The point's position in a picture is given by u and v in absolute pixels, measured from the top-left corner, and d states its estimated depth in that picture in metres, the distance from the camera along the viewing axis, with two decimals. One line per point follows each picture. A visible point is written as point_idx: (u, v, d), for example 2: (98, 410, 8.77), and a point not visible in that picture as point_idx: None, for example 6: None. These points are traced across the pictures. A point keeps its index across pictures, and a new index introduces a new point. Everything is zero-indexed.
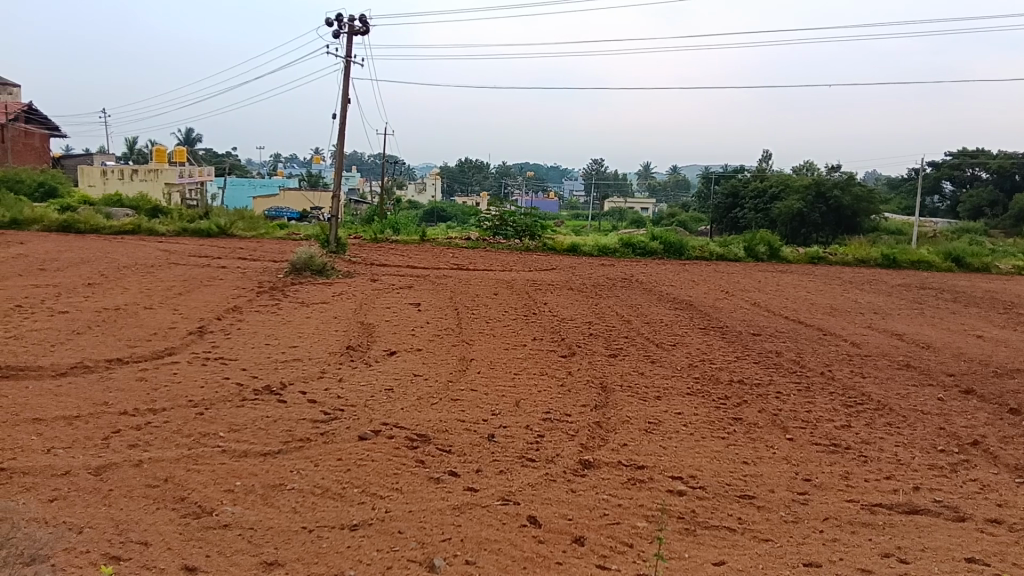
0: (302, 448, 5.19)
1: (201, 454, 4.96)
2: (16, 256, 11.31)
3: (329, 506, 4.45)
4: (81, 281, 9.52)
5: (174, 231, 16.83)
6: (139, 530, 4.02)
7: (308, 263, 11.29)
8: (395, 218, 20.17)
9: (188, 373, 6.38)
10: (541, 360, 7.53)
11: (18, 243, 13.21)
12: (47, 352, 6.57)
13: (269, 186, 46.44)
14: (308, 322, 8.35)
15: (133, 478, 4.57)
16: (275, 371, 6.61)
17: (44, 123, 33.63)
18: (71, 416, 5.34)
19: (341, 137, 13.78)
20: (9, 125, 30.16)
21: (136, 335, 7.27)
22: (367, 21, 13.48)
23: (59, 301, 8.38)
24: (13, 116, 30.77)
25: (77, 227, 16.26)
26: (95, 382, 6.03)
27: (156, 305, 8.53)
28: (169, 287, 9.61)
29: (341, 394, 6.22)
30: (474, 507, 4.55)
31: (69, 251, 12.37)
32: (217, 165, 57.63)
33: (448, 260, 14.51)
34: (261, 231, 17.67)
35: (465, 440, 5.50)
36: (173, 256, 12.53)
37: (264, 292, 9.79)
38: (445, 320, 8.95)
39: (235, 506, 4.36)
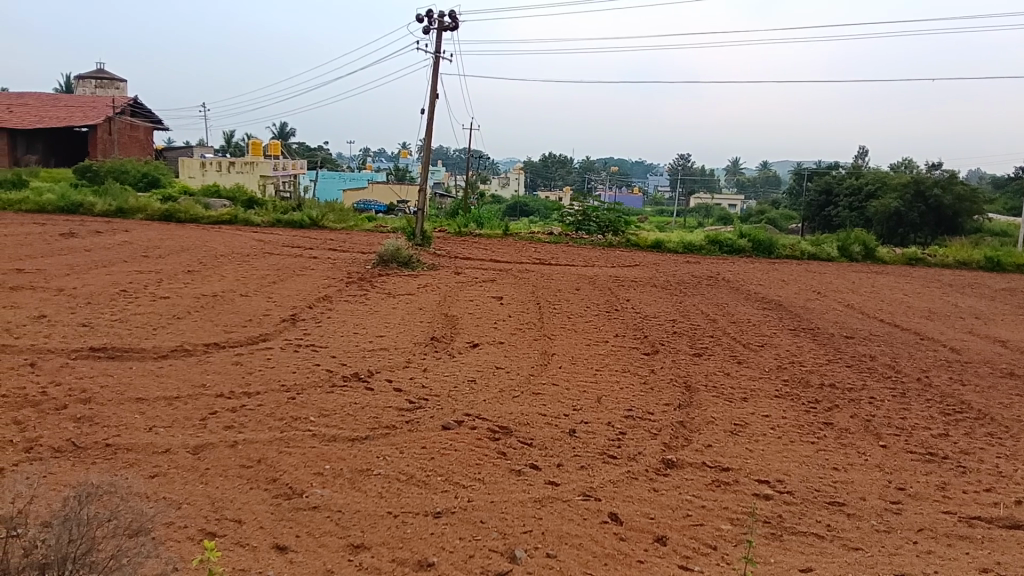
0: (388, 435, 5.29)
1: (292, 437, 5.12)
2: (122, 243, 11.89)
3: (413, 493, 4.52)
4: (181, 268, 9.94)
5: (268, 222, 17.41)
6: (234, 508, 4.17)
7: (395, 255, 11.51)
8: (479, 212, 20.34)
9: (280, 359, 6.59)
10: (624, 357, 7.47)
11: (124, 231, 13.90)
12: (150, 335, 6.90)
13: (357, 179, 47.54)
14: (394, 313, 8.50)
15: (228, 458, 4.75)
16: (362, 360, 6.76)
17: (148, 117, 35.24)
18: (171, 396, 5.58)
19: (428, 131, 13.97)
20: (115, 118, 31.72)
21: (232, 321, 7.55)
22: (456, 16, 13.60)
23: (161, 287, 8.77)
24: (120, 109, 32.34)
25: (178, 216, 16.98)
26: (194, 364, 6.29)
27: (251, 293, 8.84)
28: (262, 275, 9.93)
29: (425, 383, 6.32)
30: (555, 501, 4.55)
31: (170, 239, 12.93)
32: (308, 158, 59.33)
33: (531, 254, 14.55)
34: (350, 223, 18.09)
35: (547, 434, 5.50)
36: (267, 246, 12.97)
37: (353, 283, 10.02)
38: (527, 314, 8.97)
39: (324, 489, 4.48)
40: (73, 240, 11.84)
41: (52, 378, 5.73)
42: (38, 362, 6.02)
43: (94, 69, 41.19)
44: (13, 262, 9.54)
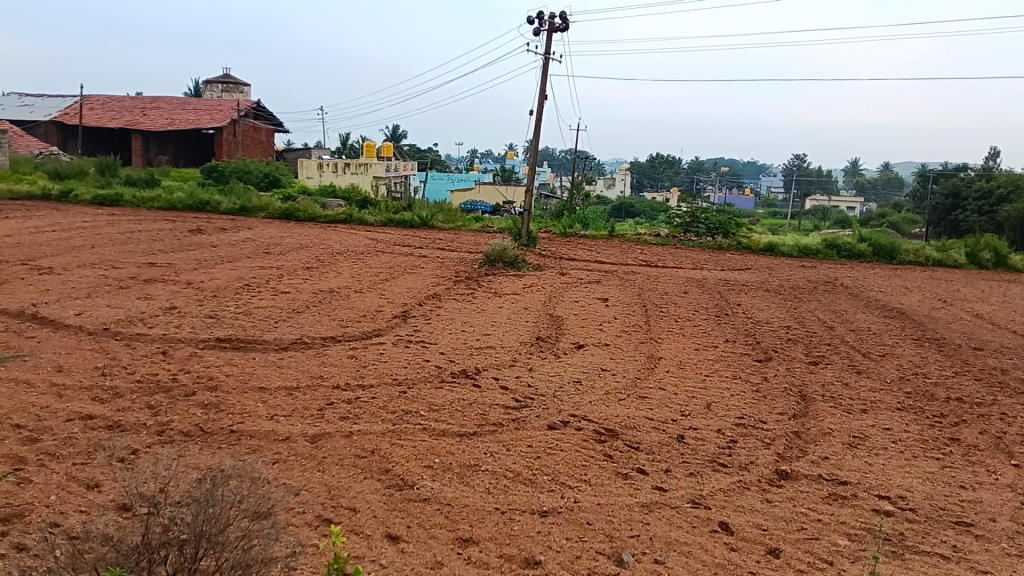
0: (495, 432, 5.35)
1: (404, 430, 5.25)
2: (245, 239, 12.48)
3: (520, 490, 4.56)
4: (300, 265, 10.35)
5: (380, 222, 17.91)
6: (349, 496, 4.31)
7: (501, 255, 11.62)
8: (584, 214, 20.31)
9: (393, 354, 6.76)
10: (734, 363, 7.29)
11: (247, 228, 14.59)
12: (271, 327, 7.22)
13: (465, 180, 48.31)
14: (500, 312, 8.58)
15: (344, 448, 4.92)
16: (470, 357, 6.86)
17: (270, 119, 36.77)
18: (290, 386, 5.83)
19: (537, 133, 14.03)
20: (240, 121, 33.28)
21: (348, 316, 7.81)
22: (567, 17, 13.60)
23: (281, 282, 9.16)
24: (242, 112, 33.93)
25: (296, 215, 17.67)
26: (312, 357, 6.54)
27: (365, 289, 9.11)
28: (374, 273, 10.22)
29: (531, 383, 6.36)
30: (663, 506, 4.49)
31: (289, 236, 13.47)
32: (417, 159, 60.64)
33: (637, 256, 14.40)
34: (458, 223, 18.38)
35: (655, 439, 5.43)
36: (379, 245, 13.34)
37: (461, 282, 10.18)
38: (634, 317, 8.88)
39: (433, 482, 4.58)
40: (202, 237, 12.51)
41: (182, 365, 6.07)
42: (170, 350, 6.39)
43: (221, 74, 43.36)
44: (148, 256, 10.17)
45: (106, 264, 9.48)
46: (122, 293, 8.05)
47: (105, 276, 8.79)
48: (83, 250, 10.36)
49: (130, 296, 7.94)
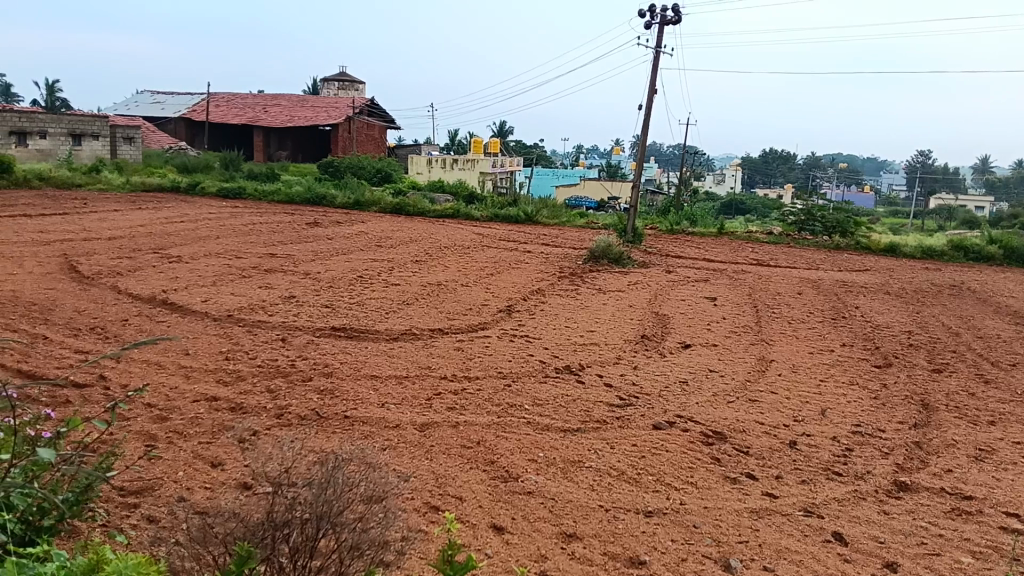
0: (599, 429, 5.34)
1: (508, 423, 5.31)
2: (358, 233, 12.87)
3: (624, 489, 4.53)
4: (409, 258, 10.61)
5: (487, 217, 18.12)
6: (455, 485, 4.40)
7: (607, 251, 11.56)
8: (693, 211, 19.95)
9: (498, 348, 6.84)
10: (850, 368, 7.02)
11: (360, 222, 15.04)
12: (382, 318, 7.43)
13: (570, 175, 48.27)
14: (605, 309, 8.54)
15: (451, 437, 5.01)
16: (574, 353, 6.86)
17: (383, 116, 37.69)
18: (400, 375, 5.99)
19: (646, 127, 13.86)
20: (356, 117, 34.24)
21: (455, 309, 7.96)
22: (679, 9, 13.37)
23: (392, 274, 9.40)
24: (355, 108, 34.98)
25: (407, 209, 18.10)
26: (420, 347, 6.70)
27: (471, 283, 9.25)
28: (481, 267, 10.35)
29: (636, 381, 6.30)
30: (773, 513, 4.37)
31: (399, 230, 13.81)
32: (523, 155, 61.00)
33: (747, 254, 14.03)
34: (564, 219, 18.39)
35: (765, 444, 5.29)
36: (486, 239, 13.50)
37: (565, 277, 10.18)
38: (744, 317, 8.66)
39: (538, 475, 4.61)
40: (317, 229, 12.99)
41: (299, 352, 6.33)
42: (288, 337, 6.67)
43: (337, 72, 44.78)
44: (268, 247, 10.64)
45: (229, 254, 9.97)
46: (244, 282, 8.46)
47: (229, 265, 9.26)
48: (209, 240, 10.93)
49: (252, 285, 8.34)
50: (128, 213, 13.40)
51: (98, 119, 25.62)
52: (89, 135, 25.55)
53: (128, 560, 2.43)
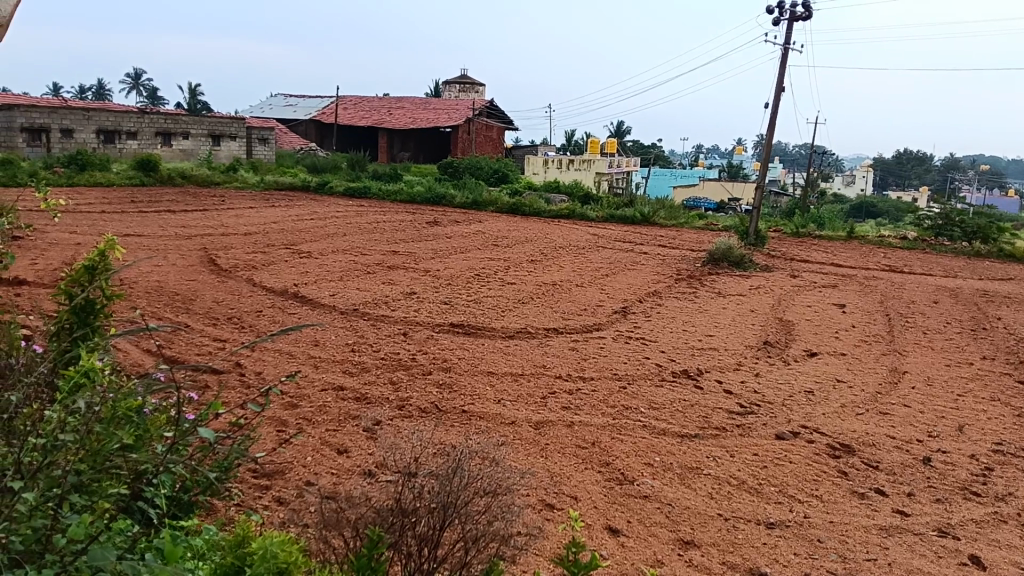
0: (718, 436, 5.22)
1: (624, 425, 5.26)
2: (476, 232, 13.07)
3: (745, 499, 4.41)
4: (526, 258, 10.69)
5: (603, 217, 18.04)
6: (570, 485, 4.40)
7: (727, 254, 11.28)
8: (819, 213, 19.19)
9: (614, 349, 6.80)
10: (991, 382, 6.58)
11: (477, 221, 15.27)
12: (499, 316, 7.52)
13: (689, 176, 47.40)
14: (724, 313, 8.34)
15: (566, 437, 5.02)
16: (692, 357, 6.73)
17: (500, 117, 38.14)
18: (516, 373, 6.05)
19: (771, 127, 13.45)
20: (475, 119, 34.79)
21: (570, 309, 7.96)
22: (809, 5, 12.91)
23: (509, 273, 9.51)
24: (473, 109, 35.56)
25: (523, 210, 18.24)
26: (536, 346, 6.74)
27: (586, 284, 9.22)
28: (596, 268, 10.31)
29: (757, 389, 6.11)
30: (904, 532, 4.15)
31: (516, 230, 13.92)
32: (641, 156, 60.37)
33: (878, 260, 13.38)
34: (682, 220, 18.09)
35: (896, 459, 5.03)
36: (602, 240, 13.44)
37: (682, 280, 10.01)
38: (873, 326, 8.26)
39: (654, 480, 4.55)
40: (437, 228, 13.28)
41: (419, 346, 6.50)
42: (409, 332, 6.86)
43: (458, 75, 45.66)
44: (390, 245, 10.96)
45: (355, 250, 10.34)
46: (368, 277, 8.75)
47: (354, 261, 9.59)
48: (335, 237, 11.36)
49: (375, 280, 8.61)
50: (261, 210, 14.10)
51: (235, 121, 27.12)
52: (227, 136, 27.06)
53: (269, 536, 2.56)
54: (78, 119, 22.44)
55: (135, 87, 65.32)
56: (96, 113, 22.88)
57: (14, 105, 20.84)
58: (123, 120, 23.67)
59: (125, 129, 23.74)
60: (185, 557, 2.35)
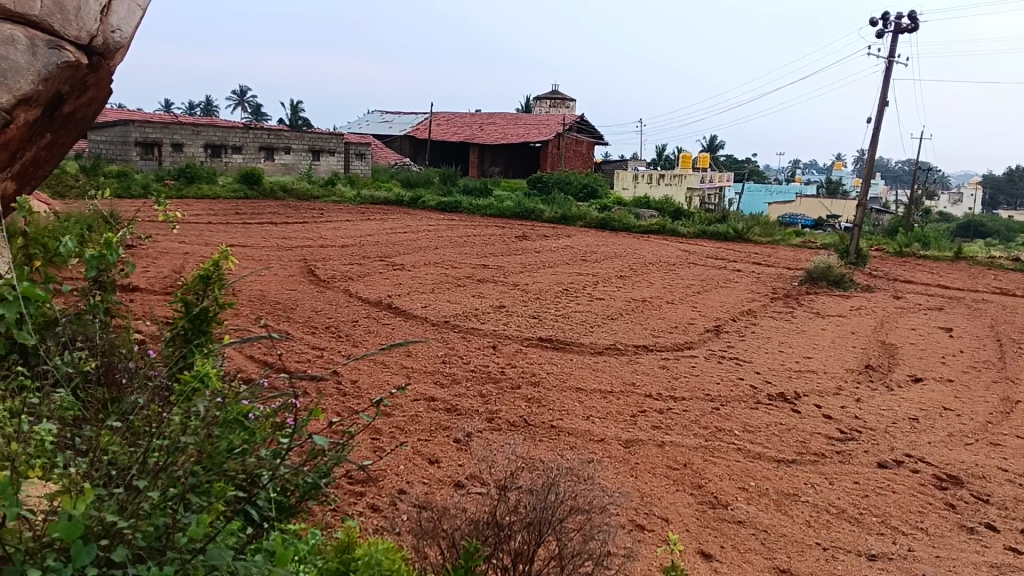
0: (816, 462, 5.04)
1: (717, 447, 5.15)
2: (565, 247, 13.07)
3: (844, 528, 4.24)
4: (616, 273, 10.63)
5: (694, 233, 17.79)
6: (661, 506, 4.32)
7: (826, 273, 10.96)
8: (924, 232, 18.40)
9: (706, 369, 6.67)
10: None
11: (566, 236, 15.29)
12: (588, 332, 7.48)
13: (785, 193, 46.32)
14: (822, 335, 8.07)
15: (657, 457, 4.94)
16: (788, 380, 6.53)
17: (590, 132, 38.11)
18: (605, 390, 5.99)
19: (873, 143, 12.99)
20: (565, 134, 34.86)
21: (661, 326, 7.86)
22: (916, 16, 12.45)
23: (598, 289, 9.46)
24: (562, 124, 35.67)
25: (613, 224, 18.15)
26: (625, 363, 6.67)
27: (678, 301, 9.09)
28: (687, 285, 10.15)
29: (858, 415, 5.88)
30: (1017, 571, 3.90)
31: (605, 245, 13.85)
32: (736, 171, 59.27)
33: (989, 282, 12.71)
34: (777, 237, 17.66)
35: (1009, 493, 4.74)
36: (694, 257, 13.23)
37: (778, 299, 9.75)
38: (983, 352, 7.84)
39: (748, 505, 4.43)
40: (526, 242, 13.35)
41: (508, 360, 6.52)
42: (498, 345, 6.90)
43: (549, 90, 45.97)
44: (480, 258, 11.07)
45: (446, 263, 10.50)
46: (459, 290, 8.86)
47: (446, 274, 9.73)
48: (427, 250, 11.57)
49: (465, 293, 8.71)
50: (357, 223, 14.50)
51: (334, 136, 28.02)
52: (325, 151, 27.97)
53: (371, 541, 2.59)
54: (188, 134, 23.58)
55: (241, 104, 68.38)
56: (204, 129, 24.01)
57: (131, 120, 22.13)
58: (230, 135, 24.76)
59: (230, 144, 24.82)
60: (291, 557, 2.42)
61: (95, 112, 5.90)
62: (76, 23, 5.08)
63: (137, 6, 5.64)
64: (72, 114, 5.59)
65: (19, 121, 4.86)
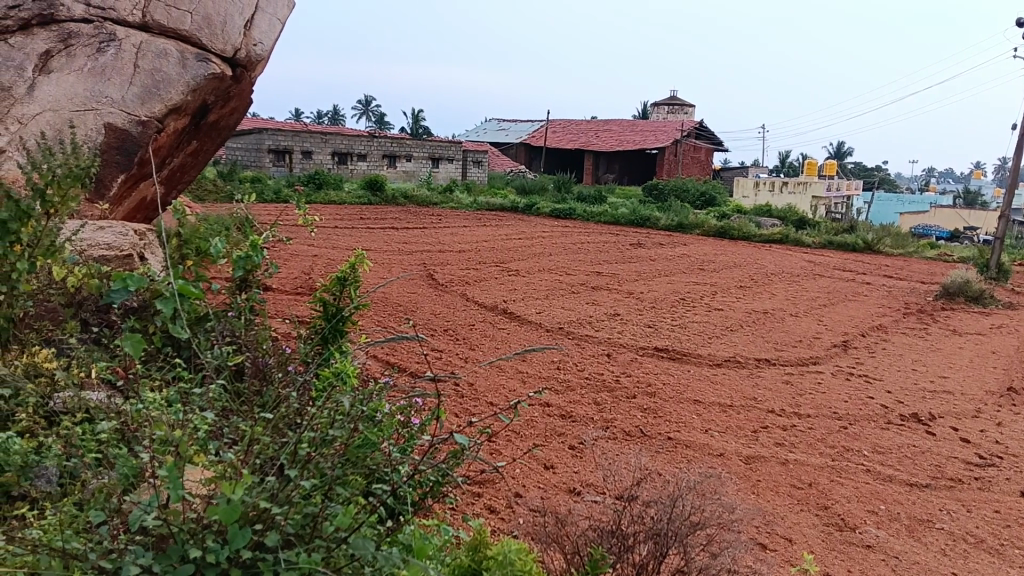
0: (952, 488, 4.76)
1: (844, 467, 4.95)
2: (683, 255, 12.87)
3: (983, 559, 3.98)
4: (735, 283, 10.38)
5: (819, 244, 17.16)
6: (785, 525, 4.18)
7: (964, 288, 10.35)
8: None
9: (832, 385, 6.41)
10: None
11: (684, 244, 15.06)
12: (707, 343, 7.34)
13: (918, 203, 44.02)
14: (959, 354, 7.61)
15: (780, 475, 4.79)
16: (922, 400, 6.19)
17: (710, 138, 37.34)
18: (725, 404, 5.85)
19: (1018, 150, 12.19)
20: (682, 140, 34.29)
21: (784, 340, 7.61)
22: None
23: (717, 299, 9.27)
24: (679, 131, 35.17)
25: (732, 233, 17.73)
26: (746, 377, 6.50)
27: (801, 313, 8.79)
28: (812, 297, 9.80)
29: (1000, 439, 5.52)
30: None
31: (724, 254, 13.55)
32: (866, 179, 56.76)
33: None
34: (910, 249, 16.80)
35: None
36: (819, 268, 12.76)
37: (911, 315, 9.27)
38: None
39: (878, 529, 4.22)
40: (643, 250, 13.23)
41: (624, 369, 6.48)
42: (613, 353, 6.86)
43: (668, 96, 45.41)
44: (594, 265, 11.05)
45: (561, 270, 10.54)
46: (573, 297, 8.87)
47: (561, 281, 9.77)
48: (543, 256, 11.64)
49: (580, 300, 8.72)
50: (474, 229, 14.74)
51: (453, 144, 28.64)
52: (444, 159, 28.61)
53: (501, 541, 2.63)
54: (316, 142, 24.61)
55: (365, 112, 70.88)
56: (332, 137, 25.01)
57: (264, 129, 23.32)
58: (355, 143, 25.69)
59: (355, 151, 25.75)
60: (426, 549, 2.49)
61: (236, 121, 6.24)
62: (221, 37, 5.43)
63: (277, 20, 5.93)
64: (216, 122, 5.95)
65: (169, 130, 5.21)
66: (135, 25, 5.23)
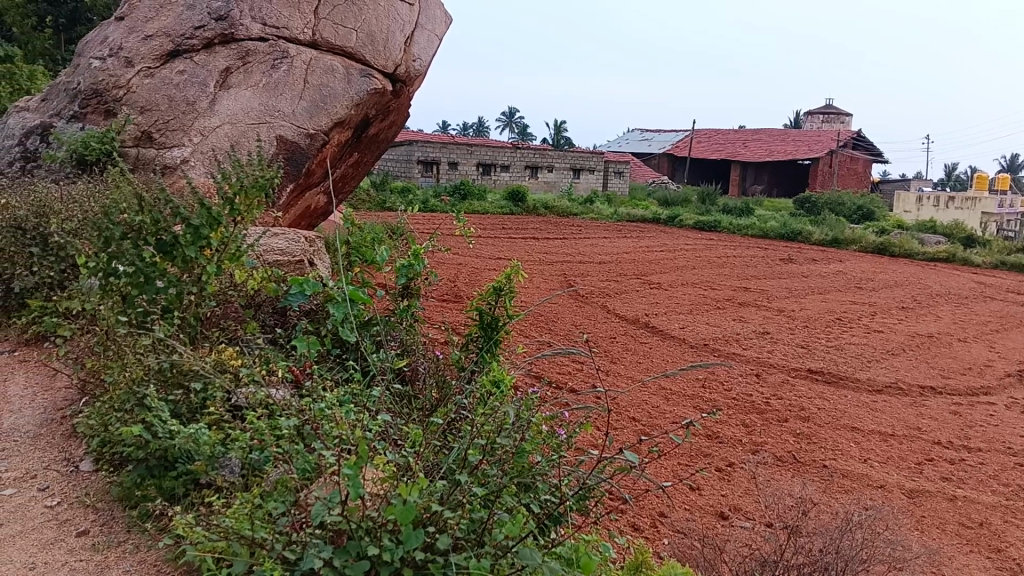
0: None
1: (1021, 508, 4.56)
2: (838, 272, 12.29)
3: None
4: (895, 303, 9.80)
5: (992, 263, 15.99)
6: (953, 566, 3.89)
7: None
8: None
9: (1007, 419, 5.93)
10: None
11: (838, 260, 14.36)
12: (864, 366, 6.96)
13: None
14: None
15: (947, 512, 4.46)
16: None
17: (868, 150, 35.49)
18: (886, 433, 5.53)
19: None
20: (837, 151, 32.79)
21: (950, 366, 7.12)
22: None
23: (875, 319, 8.79)
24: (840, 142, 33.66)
25: (892, 250, 16.75)
26: (909, 405, 6.12)
27: (970, 339, 8.19)
28: (983, 321, 9.13)
29: None
30: None
31: (883, 272, 12.84)
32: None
33: None
34: None
35: None
36: (990, 289, 11.86)
37: None
38: None
39: None
40: (793, 266, 12.74)
41: (774, 391, 6.23)
42: (763, 373, 6.63)
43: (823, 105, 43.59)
44: (742, 281, 10.74)
45: (705, 284, 10.29)
46: (720, 313, 8.67)
47: (706, 296, 9.54)
48: (687, 270, 11.42)
49: (727, 317, 8.49)
50: (615, 240, 14.65)
51: (594, 154, 28.62)
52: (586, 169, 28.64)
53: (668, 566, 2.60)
54: (463, 153, 25.28)
55: (507, 124, 72.10)
56: (477, 148, 25.62)
57: (415, 141, 24.15)
58: (499, 154, 26.19)
59: (500, 163, 26.25)
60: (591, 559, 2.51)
61: (394, 134, 6.50)
62: (384, 53, 5.67)
63: (435, 36, 6.14)
64: (377, 135, 6.22)
65: (336, 142, 5.49)
66: (305, 43, 5.55)
